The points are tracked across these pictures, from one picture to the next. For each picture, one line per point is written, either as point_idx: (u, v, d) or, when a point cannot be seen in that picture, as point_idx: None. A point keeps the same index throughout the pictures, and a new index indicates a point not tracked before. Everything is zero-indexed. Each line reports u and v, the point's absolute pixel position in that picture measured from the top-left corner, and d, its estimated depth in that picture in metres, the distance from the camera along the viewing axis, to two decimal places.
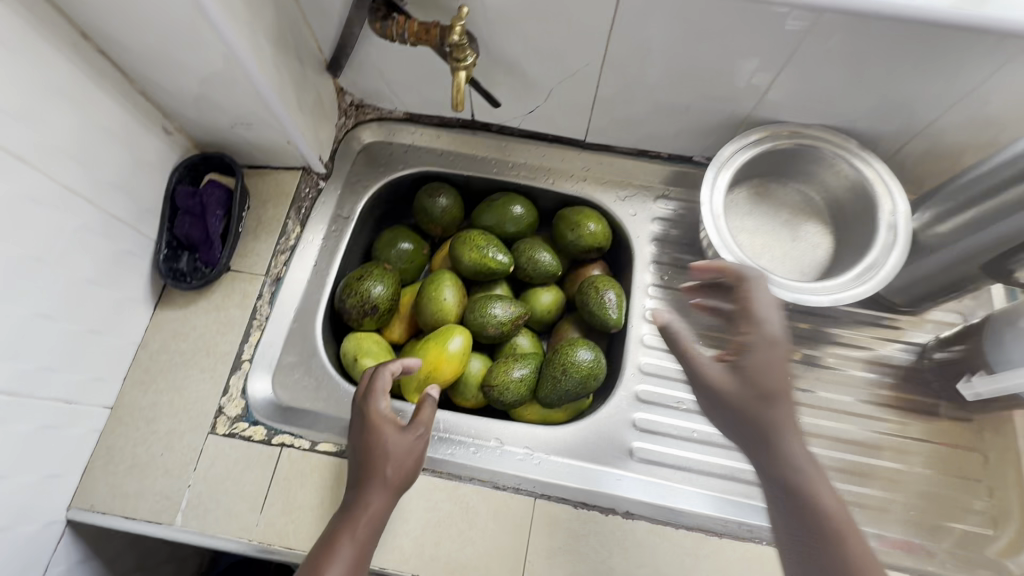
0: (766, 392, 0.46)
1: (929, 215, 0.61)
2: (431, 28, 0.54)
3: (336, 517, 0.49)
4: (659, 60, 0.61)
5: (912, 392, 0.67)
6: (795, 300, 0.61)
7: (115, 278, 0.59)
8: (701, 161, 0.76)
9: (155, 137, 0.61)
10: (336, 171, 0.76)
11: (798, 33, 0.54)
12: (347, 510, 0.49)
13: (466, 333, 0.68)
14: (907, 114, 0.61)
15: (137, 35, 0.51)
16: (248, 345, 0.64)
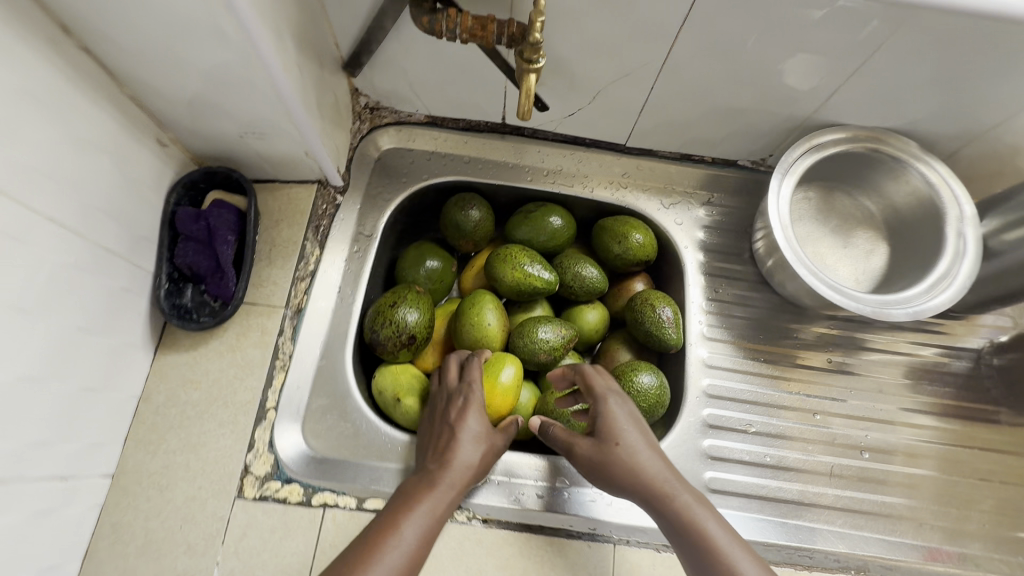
0: (631, 447, 0.52)
1: (995, 223, 0.60)
2: (490, 23, 0.47)
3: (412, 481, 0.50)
4: (727, 60, 0.55)
5: (971, 399, 0.66)
6: (875, 310, 0.58)
7: (112, 323, 0.49)
8: (745, 165, 0.73)
9: (149, 152, 0.51)
10: (354, 183, 0.67)
11: (886, 33, 0.50)
12: (425, 478, 0.50)
13: (517, 362, 0.59)
14: (974, 117, 0.59)
15: (136, 30, 0.41)
16: (272, 391, 0.56)
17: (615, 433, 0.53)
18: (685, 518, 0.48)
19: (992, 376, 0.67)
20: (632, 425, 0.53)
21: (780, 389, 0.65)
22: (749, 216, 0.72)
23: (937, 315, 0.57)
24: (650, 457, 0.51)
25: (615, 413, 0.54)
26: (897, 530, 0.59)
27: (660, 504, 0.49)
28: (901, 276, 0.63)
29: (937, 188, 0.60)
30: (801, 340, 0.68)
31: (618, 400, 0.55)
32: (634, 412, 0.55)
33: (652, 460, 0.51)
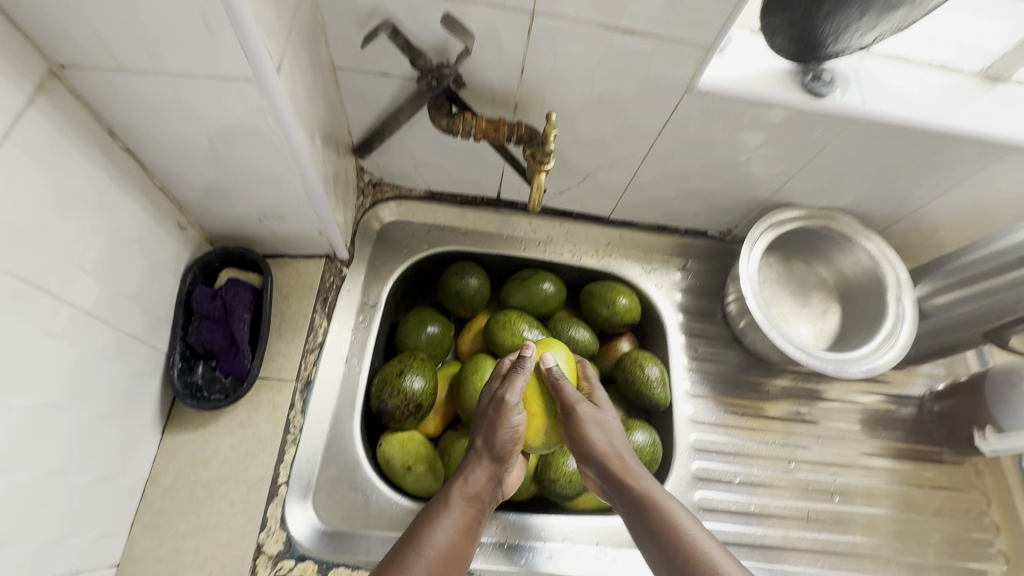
0: (614, 432, 0.57)
1: (927, 287, 0.69)
2: (501, 125, 0.53)
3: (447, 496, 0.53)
4: (700, 153, 0.64)
5: (920, 442, 0.74)
6: (837, 368, 0.65)
7: (126, 406, 0.49)
8: (714, 235, 0.81)
9: (171, 237, 0.53)
10: (358, 255, 0.70)
11: (829, 137, 0.60)
12: (458, 494, 0.53)
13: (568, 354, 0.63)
14: (901, 198, 0.70)
15: (179, 134, 0.44)
16: (283, 465, 0.56)
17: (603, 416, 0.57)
18: (677, 531, 0.49)
19: (934, 420, 0.75)
20: (620, 428, 0.58)
21: (758, 439, 0.71)
22: (720, 280, 0.80)
23: (886, 371, 0.65)
24: (649, 481, 0.54)
25: (607, 411, 0.59)
26: (865, 568, 0.65)
27: (654, 519, 0.50)
28: (854, 334, 0.72)
29: (877, 261, 0.70)
30: (772, 393, 0.74)
31: (607, 403, 0.60)
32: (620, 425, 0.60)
33: (647, 479, 0.54)
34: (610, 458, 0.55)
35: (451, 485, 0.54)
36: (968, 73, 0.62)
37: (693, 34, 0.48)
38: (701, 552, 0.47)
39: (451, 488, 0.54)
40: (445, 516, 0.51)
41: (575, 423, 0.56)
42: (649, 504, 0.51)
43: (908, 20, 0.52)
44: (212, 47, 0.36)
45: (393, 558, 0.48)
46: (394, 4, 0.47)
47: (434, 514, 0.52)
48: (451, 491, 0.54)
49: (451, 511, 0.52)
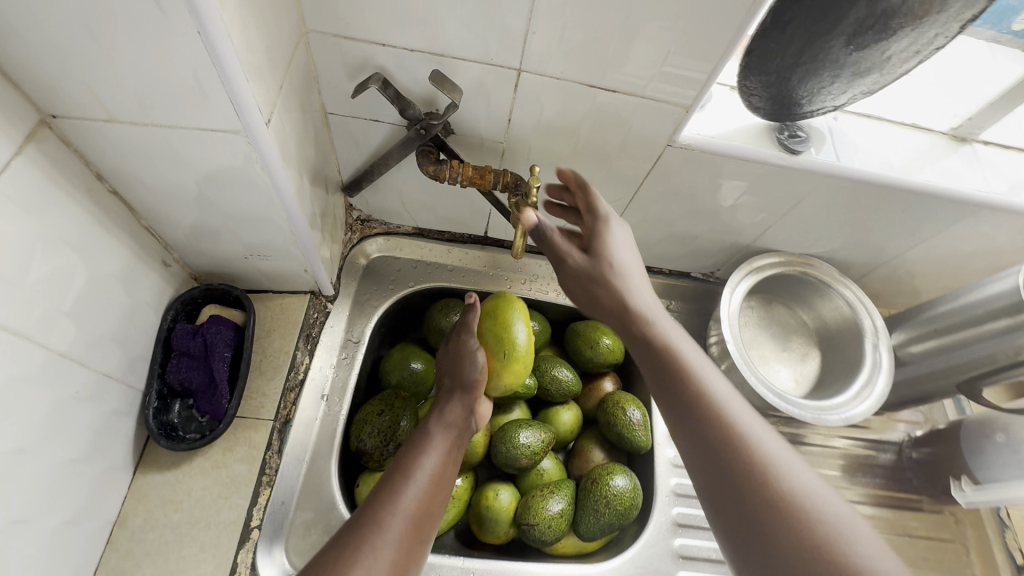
0: (620, 275, 0.52)
1: (903, 335, 0.71)
2: (487, 173, 0.55)
3: (427, 430, 0.55)
4: (682, 201, 0.65)
5: (901, 489, 0.74)
6: (817, 416, 0.66)
7: (98, 448, 0.48)
8: (697, 276, 0.82)
9: (154, 274, 0.53)
10: (344, 290, 0.70)
11: (805, 190, 0.62)
12: (438, 427, 0.55)
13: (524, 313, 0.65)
14: (878, 247, 0.72)
15: (168, 179, 0.45)
16: (256, 508, 0.55)
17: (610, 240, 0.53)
18: (705, 399, 0.43)
19: (912, 467, 0.75)
20: (632, 252, 0.53)
21: None
22: (703, 321, 0.81)
23: (862, 421, 0.66)
24: (669, 327, 0.49)
25: (616, 236, 0.53)
26: None
27: (684, 386, 0.45)
28: (833, 380, 0.73)
29: (856, 309, 0.72)
30: None
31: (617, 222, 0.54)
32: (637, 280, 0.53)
33: (673, 330, 0.49)
34: (619, 293, 0.51)
35: (428, 423, 0.56)
36: (937, 133, 0.64)
37: (672, 93, 0.50)
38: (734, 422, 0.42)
39: (430, 424, 0.55)
40: (432, 444, 0.52)
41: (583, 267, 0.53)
42: (679, 359, 0.46)
43: (879, 84, 0.54)
44: (202, 102, 0.37)
45: (387, 481, 0.47)
46: (386, 56, 0.49)
47: (419, 444, 0.52)
48: (430, 425, 0.55)
49: (437, 440, 0.53)
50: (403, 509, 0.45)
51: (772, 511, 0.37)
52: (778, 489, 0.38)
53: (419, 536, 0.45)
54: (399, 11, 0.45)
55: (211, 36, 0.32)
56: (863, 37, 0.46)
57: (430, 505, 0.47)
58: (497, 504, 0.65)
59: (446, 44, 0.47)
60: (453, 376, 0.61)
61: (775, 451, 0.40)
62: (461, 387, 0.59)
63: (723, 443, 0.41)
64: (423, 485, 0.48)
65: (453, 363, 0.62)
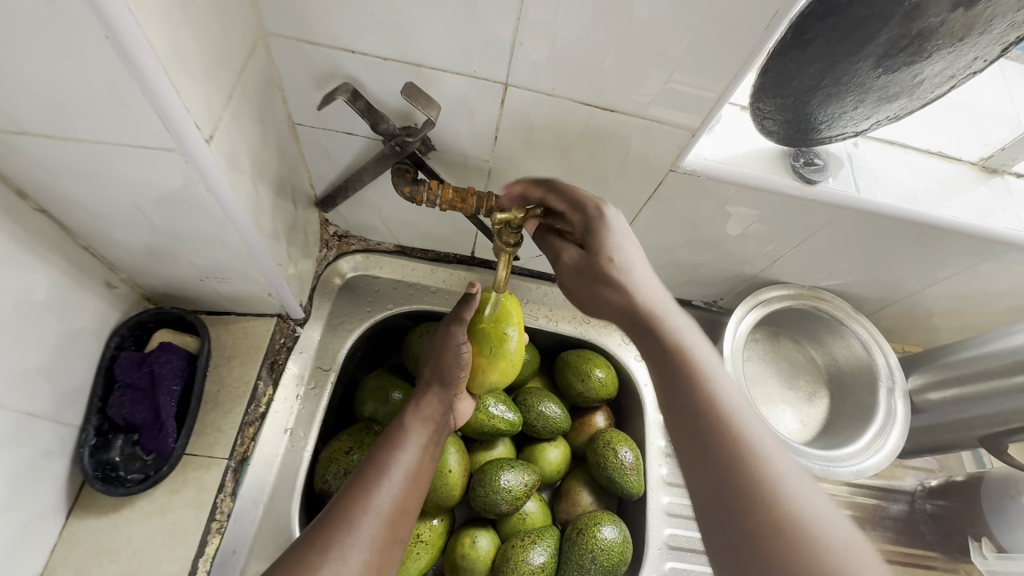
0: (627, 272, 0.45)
1: (920, 380, 0.66)
2: (469, 197, 0.49)
3: (404, 423, 0.52)
4: (685, 228, 0.60)
5: (913, 545, 0.69)
6: (824, 469, 0.60)
7: (19, 494, 0.43)
8: (699, 304, 0.76)
9: (96, 297, 0.48)
10: (315, 313, 0.65)
11: (820, 222, 0.57)
12: (416, 421, 0.52)
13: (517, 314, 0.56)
14: (896, 283, 0.66)
15: (103, 197, 0.40)
16: (203, 558, 0.50)
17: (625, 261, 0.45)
18: (712, 413, 0.37)
19: (928, 521, 0.70)
20: (652, 273, 0.45)
21: None
22: None
23: (874, 474, 0.61)
24: (690, 332, 0.43)
25: (633, 258, 0.45)
26: None
27: (691, 398, 0.38)
28: (844, 425, 0.67)
29: (871, 350, 0.67)
30: None
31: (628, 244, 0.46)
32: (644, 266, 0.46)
33: (686, 327, 0.43)
34: (632, 292, 0.44)
35: (405, 415, 0.53)
36: (966, 163, 0.59)
37: (675, 116, 0.45)
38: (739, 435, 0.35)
39: (407, 417, 0.52)
40: (409, 439, 0.50)
41: (595, 275, 0.46)
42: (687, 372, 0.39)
43: (907, 109, 0.49)
44: (126, 115, 0.32)
45: (361, 478, 0.45)
46: (356, 64, 0.43)
47: (395, 439, 0.50)
48: (407, 418, 0.52)
49: (415, 434, 0.51)
50: (376, 509, 0.43)
51: (770, 539, 0.31)
52: (783, 517, 0.32)
53: (395, 536, 0.43)
54: (368, 15, 0.39)
55: (125, 41, 0.27)
56: (894, 60, 0.41)
57: (406, 505, 0.46)
58: (475, 552, 0.59)
59: (422, 54, 0.42)
60: (433, 368, 0.56)
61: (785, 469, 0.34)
62: (441, 379, 0.55)
63: (726, 465, 0.34)
64: (399, 484, 0.46)
65: (432, 357, 0.57)
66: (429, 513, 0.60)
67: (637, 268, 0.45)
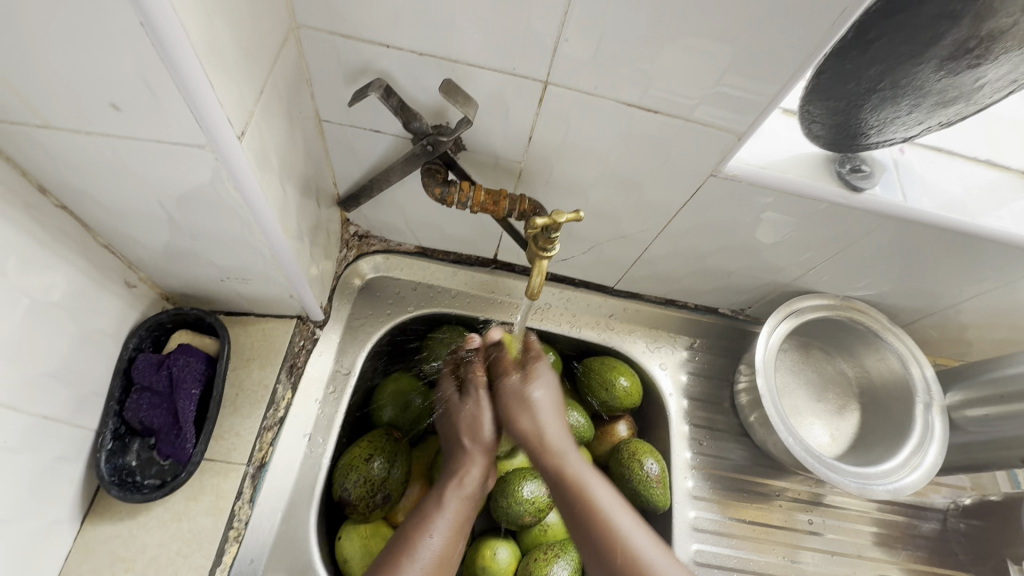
0: (541, 409, 0.55)
1: (958, 396, 0.64)
2: (501, 200, 0.48)
3: (441, 497, 0.52)
4: (718, 235, 0.58)
5: (943, 565, 0.67)
6: (860, 488, 0.58)
7: (34, 501, 0.42)
8: (726, 312, 0.74)
9: (115, 297, 0.47)
10: (334, 315, 0.63)
11: (862, 230, 0.55)
12: (452, 494, 0.53)
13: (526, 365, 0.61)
14: (935, 295, 0.64)
15: (126, 195, 0.38)
16: (221, 568, 0.48)
17: (529, 383, 0.56)
18: (602, 515, 0.49)
19: (959, 541, 0.68)
20: (552, 391, 0.56)
21: (765, 553, 0.64)
22: (729, 364, 0.73)
23: (911, 493, 0.59)
24: (585, 473, 0.52)
25: (534, 386, 0.56)
26: None
27: (590, 514, 0.50)
28: (876, 441, 0.65)
29: (907, 365, 0.65)
30: (780, 498, 0.67)
31: (539, 367, 0.57)
32: (553, 386, 0.57)
33: (585, 474, 0.52)
34: (528, 422, 0.54)
35: (443, 486, 0.54)
36: (1016, 171, 0.57)
37: (721, 119, 0.43)
38: (624, 545, 0.48)
39: (445, 489, 0.53)
40: (440, 517, 0.51)
41: (507, 396, 0.57)
42: (580, 485, 0.51)
43: (961, 115, 0.46)
44: (155, 108, 0.30)
45: (390, 560, 0.47)
46: (390, 60, 0.41)
47: (427, 515, 0.51)
48: (445, 491, 0.53)
49: (447, 512, 0.51)
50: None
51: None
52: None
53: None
54: (405, 9, 0.38)
55: (158, 28, 0.25)
56: (957, 62, 0.39)
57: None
58: (496, 565, 0.57)
59: (460, 50, 0.40)
60: (471, 436, 0.56)
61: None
62: (477, 450, 0.56)
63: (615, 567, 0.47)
64: (422, 570, 0.47)
65: (471, 423, 0.57)
66: None
67: (538, 384, 0.56)
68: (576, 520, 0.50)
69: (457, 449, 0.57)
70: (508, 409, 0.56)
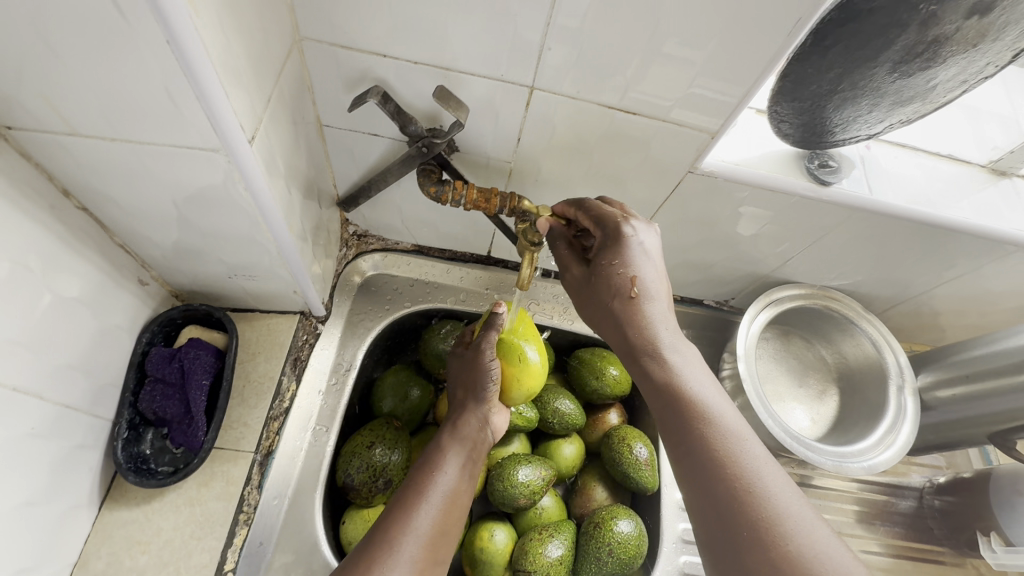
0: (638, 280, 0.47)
1: (930, 378, 0.67)
2: (493, 197, 0.51)
3: (441, 445, 0.53)
4: (699, 228, 0.61)
5: (919, 539, 0.71)
6: (837, 466, 0.62)
7: (58, 485, 0.45)
8: (711, 304, 0.77)
9: (129, 294, 0.50)
10: (336, 311, 0.66)
11: (833, 222, 0.58)
12: (455, 441, 0.54)
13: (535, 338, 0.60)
14: (905, 283, 0.68)
15: (143, 197, 0.41)
16: (232, 549, 0.51)
17: (629, 257, 0.46)
18: (697, 413, 0.42)
19: (935, 517, 0.72)
20: (656, 261, 0.47)
21: None
22: (714, 353, 0.77)
23: (885, 470, 0.62)
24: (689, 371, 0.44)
25: (634, 253, 0.46)
26: None
27: (682, 411, 0.42)
28: (853, 423, 0.68)
29: (881, 349, 0.68)
30: None
31: (648, 243, 0.47)
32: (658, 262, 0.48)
33: (688, 364, 0.45)
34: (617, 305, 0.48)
35: (444, 436, 0.55)
36: (976, 166, 0.60)
37: (696, 119, 0.46)
38: (718, 435, 0.40)
39: (446, 439, 0.54)
40: (446, 460, 0.51)
41: (604, 279, 0.48)
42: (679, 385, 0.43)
43: (920, 113, 0.49)
44: (176, 117, 0.33)
45: (400, 501, 0.46)
46: (387, 68, 0.45)
47: (433, 461, 0.51)
48: (444, 440, 0.54)
49: (452, 455, 0.52)
50: (416, 530, 0.44)
51: (757, 564, 0.34)
52: (771, 525, 0.35)
53: (436, 557, 0.44)
54: (401, 21, 0.41)
55: (183, 46, 0.28)
56: (909, 65, 0.42)
57: (445, 525, 0.47)
58: (493, 546, 0.60)
59: (452, 58, 0.43)
60: (466, 390, 0.57)
61: (770, 478, 0.38)
62: (476, 401, 0.56)
63: (707, 455, 0.39)
64: (437, 505, 0.47)
65: (466, 379, 0.58)
66: None
67: (642, 256, 0.46)
68: (677, 426, 0.42)
69: (455, 403, 0.58)
70: (599, 287, 0.49)
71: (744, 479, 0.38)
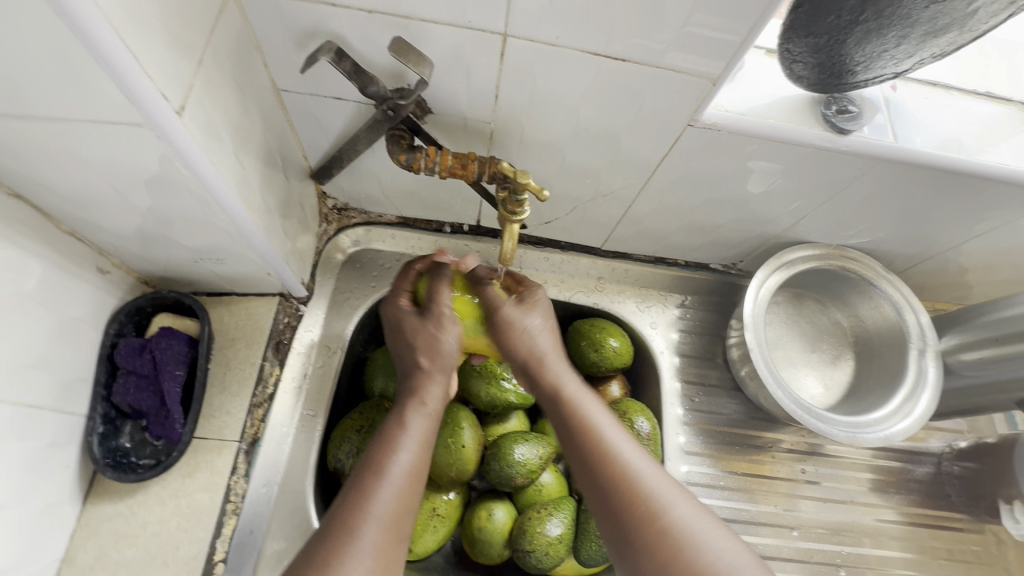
0: (535, 333, 0.51)
1: (955, 340, 0.63)
2: (470, 163, 0.46)
3: (402, 417, 0.46)
4: (703, 188, 0.56)
5: (938, 506, 0.69)
6: (851, 437, 0.58)
7: (30, 484, 0.43)
8: (717, 268, 0.72)
9: (87, 284, 0.47)
10: (319, 290, 0.63)
11: (852, 175, 0.52)
12: (416, 415, 0.47)
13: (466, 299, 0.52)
14: (931, 240, 0.62)
15: (77, 181, 0.38)
16: (221, 540, 0.50)
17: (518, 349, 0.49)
18: (598, 456, 0.44)
19: (955, 483, 0.69)
20: (547, 333, 0.52)
21: (758, 502, 0.65)
22: (721, 320, 0.73)
23: (902, 440, 0.58)
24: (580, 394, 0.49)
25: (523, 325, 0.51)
26: None
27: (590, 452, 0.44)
28: (869, 390, 0.65)
29: (902, 311, 0.63)
30: (774, 449, 0.68)
31: (518, 308, 0.52)
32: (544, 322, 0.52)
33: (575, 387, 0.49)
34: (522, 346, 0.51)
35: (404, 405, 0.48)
36: (1017, 104, 0.54)
37: (694, 63, 0.41)
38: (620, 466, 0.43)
39: (407, 407, 0.47)
40: (407, 434, 0.45)
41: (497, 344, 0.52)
42: (585, 417, 0.47)
43: (955, 45, 0.42)
44: (81, 87, 0.29)
45: (357, 482, 0.41)
46: (340, 20, 0.39)
47: (392, 434, 0.45)
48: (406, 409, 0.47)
49: (413, 428, 0.45)
50: (378, 514, 0.39)
51: (641, 533, 0.40)
52: (650, 511, 0.40)
53: (400, 538, 0.40)
54: None
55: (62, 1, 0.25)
56: None
57: (409, 504, 0.42)
58: (491, 525, 0.58)
59: (410, 5, 0.38)
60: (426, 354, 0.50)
61: (645, 469, 0.43)
62: (437, 365, 0.50)
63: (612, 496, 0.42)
64: (400, 485, 0.41)
65: (427, 342, 0.50)
66: (444, 487, 0.59)
67: (530, 317, 0.52)
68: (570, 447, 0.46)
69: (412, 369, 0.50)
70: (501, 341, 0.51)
71: (626, 478, 0.42)
